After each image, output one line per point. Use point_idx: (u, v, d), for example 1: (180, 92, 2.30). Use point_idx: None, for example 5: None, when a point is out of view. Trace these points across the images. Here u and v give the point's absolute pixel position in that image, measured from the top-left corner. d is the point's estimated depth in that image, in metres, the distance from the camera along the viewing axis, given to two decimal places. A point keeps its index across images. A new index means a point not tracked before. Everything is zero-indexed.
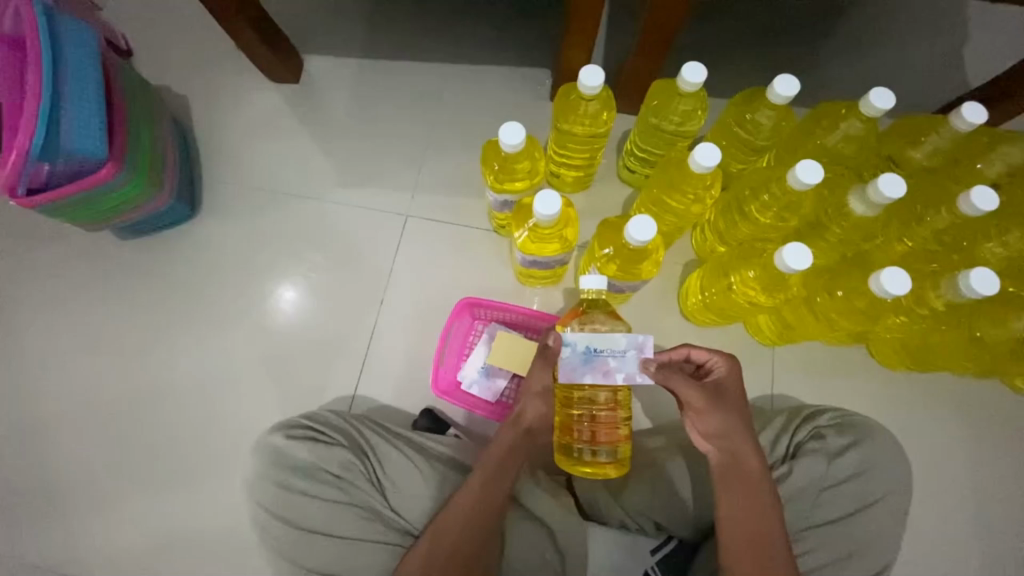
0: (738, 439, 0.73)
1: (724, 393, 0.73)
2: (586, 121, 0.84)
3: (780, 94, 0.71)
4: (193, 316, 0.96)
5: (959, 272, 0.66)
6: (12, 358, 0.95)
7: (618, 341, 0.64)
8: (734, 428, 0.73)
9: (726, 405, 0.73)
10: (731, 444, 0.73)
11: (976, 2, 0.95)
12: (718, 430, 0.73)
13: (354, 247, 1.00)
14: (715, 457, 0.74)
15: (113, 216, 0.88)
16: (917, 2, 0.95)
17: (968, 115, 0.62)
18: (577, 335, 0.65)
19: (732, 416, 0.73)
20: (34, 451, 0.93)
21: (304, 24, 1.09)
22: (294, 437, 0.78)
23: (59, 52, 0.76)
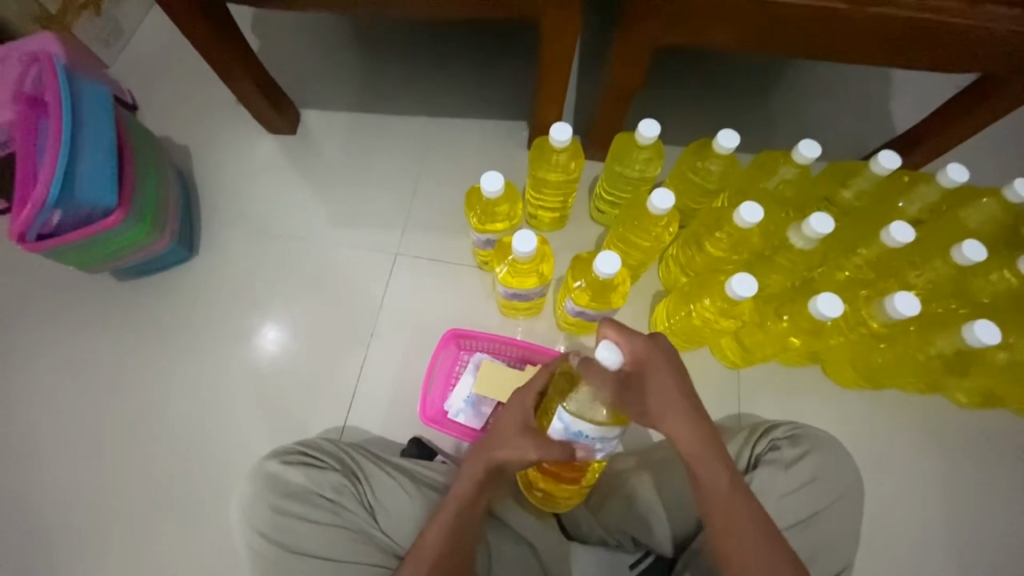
0: (676, 421, 0.62)
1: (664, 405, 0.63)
2: (559, 170, 0.91)
3: (724, 146, 0.80)
4: (198, 345, 1.06)
5: (886, 297, 0.75)
6: (24, 394, 1.04)
7: (612, 432, 0.64)
8: (666, 413, 0.61)
9: (649, 393, 0.61)
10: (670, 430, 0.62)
11: (869, 81, 1.21)
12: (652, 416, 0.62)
13: (344, 282, 1.11)
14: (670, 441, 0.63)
15: (115, 259, 0.97)
16: (823, 81, 1.20)
17: (885, 161, 0.79)
18: (579, 422, 0.62)
19: (661, 400, 0.61)
20: (41, 482, 0.99)
21: (302, 84, 1.25)
22: (290, 463, 0.85)
23: (78, 112, 0.88)
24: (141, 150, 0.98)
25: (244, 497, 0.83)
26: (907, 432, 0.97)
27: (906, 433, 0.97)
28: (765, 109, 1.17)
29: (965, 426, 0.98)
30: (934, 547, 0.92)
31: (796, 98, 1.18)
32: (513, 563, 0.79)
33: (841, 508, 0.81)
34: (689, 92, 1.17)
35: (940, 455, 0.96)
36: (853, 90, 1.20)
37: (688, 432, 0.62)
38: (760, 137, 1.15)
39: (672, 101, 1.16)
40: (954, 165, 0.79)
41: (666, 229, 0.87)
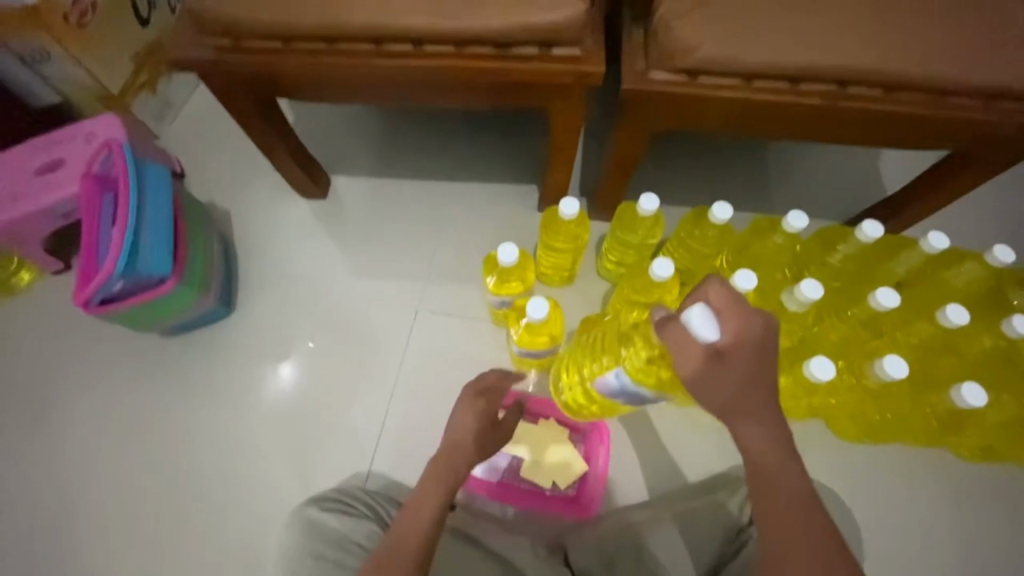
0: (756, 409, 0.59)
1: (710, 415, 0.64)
2: (567, 237, 1.00)
3: (719, 217, 0.89)
4: (238, 398, 1.17)
5: (877, 360, 0.80)
6: (81, 444, 1.15)
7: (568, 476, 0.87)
8: (749, 398, 0.58)
9: (739, 372, 0.57)
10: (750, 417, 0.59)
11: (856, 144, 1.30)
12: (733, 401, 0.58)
13: (369, 337, 1.20)
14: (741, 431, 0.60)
15: (165, 318, 1.06)
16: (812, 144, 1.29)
17: (869, 230, 0.86)
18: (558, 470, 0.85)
19: (745, 383, 0.58)
20: (98, 528, 1.10)
21: (333, 154, 1.37)
22: (327, 510, 0.92)
23: (142, 191, 0.99)
24: (192, 221, 1.09)
25: (285, 542, 0.91)
26: (910, 483, 1.00)
27: (910, 486, 0.99)
28: (757, 174, 1.27)
29: (968, 478, 1.00)
30: None
31: (787, 162, 1.28)
32: None
33: None
34: (688, 158, 1.27)
35: (945, 509, 0.98)
36: (842, 154, 1.28)
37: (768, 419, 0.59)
38: (752, 200, 1.25)
39: (672, 167, 1.26)
40: (936, 233, 0.86)
41: (670, 291, 0.94)
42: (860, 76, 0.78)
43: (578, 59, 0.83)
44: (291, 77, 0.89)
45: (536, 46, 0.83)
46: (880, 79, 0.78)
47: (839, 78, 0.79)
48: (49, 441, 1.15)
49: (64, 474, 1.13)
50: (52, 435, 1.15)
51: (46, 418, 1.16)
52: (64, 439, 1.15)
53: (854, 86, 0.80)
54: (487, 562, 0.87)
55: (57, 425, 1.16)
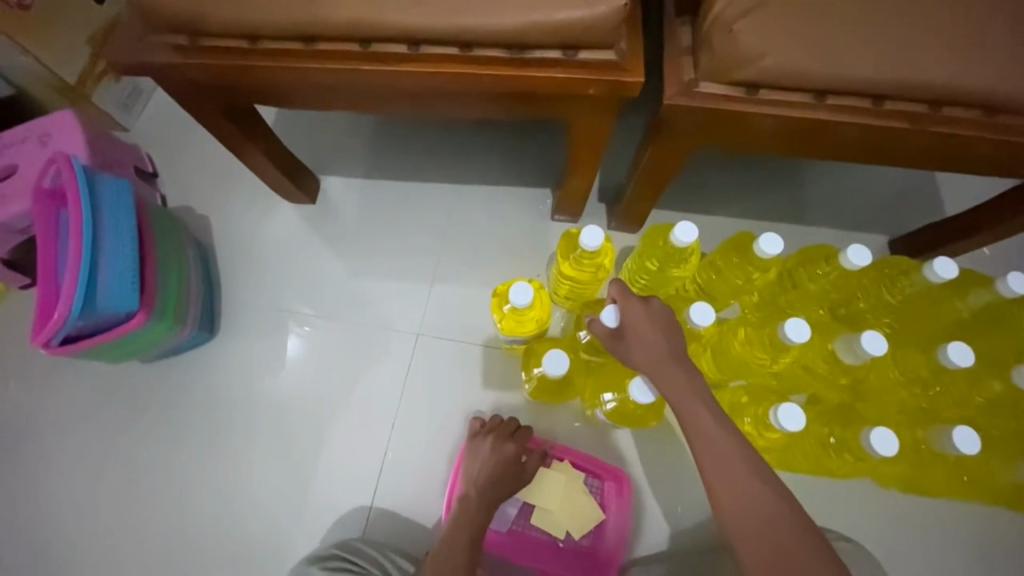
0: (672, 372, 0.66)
1: (703, 448, 0.63)
2: (588, 266, 0.87)
3: (767, 252, 0.78)
4: (222, 429, 1.08)
5: (945, 429, 0.71)
6: (58, 475, 1.07)
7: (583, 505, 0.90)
8: (662, 360, 0.67)
9: (646, 338, 0.68)
10: (670, 385, 0.66)
11: None
12: (648, 369, 0.67)
13: (365, 361, 1.10)
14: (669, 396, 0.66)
15: (138, 352, 0.96)
16: None
17: (938, 269, 0.75)
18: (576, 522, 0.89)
19: (657, 347, 0.67)
20: (77, 566, 1.03)
21: (321, 153, 1.22)
22: (331, 570, 0.85)
23: (99, 213, 0.86)
24: (164, 240, 0.96)
25: None
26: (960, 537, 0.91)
27: (963, 545, 0.90)
28: (797, 185, 1.13)
29: None
30: None
31: (831, 171, 1.15)
32: None
33: None
34: (720, 166, 1.14)
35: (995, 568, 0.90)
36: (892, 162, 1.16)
37: (686, 381, 0.66)
38: (792, 214, 1.12)
39: (702, 177, 1.13)
40: (1016, 275, 0.74)
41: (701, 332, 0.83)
42: (957, 94, 0.65)
43: (612, 66, 0.69)
44: (269, 84, 0.75)
45: (559, 50, 0.68)
46: (976, 100, 0.65)
47: (930, 97, 0.65)
48: (23, 474, 1.07)
49: (39, 510, 1.05)
50: (25, 467, 1.07)
51: (19, 450, 1.08)
52: (38, 469, 1.07)
53: (947, 106, 0.67)
54: None
55: (31, 456, 1.08)
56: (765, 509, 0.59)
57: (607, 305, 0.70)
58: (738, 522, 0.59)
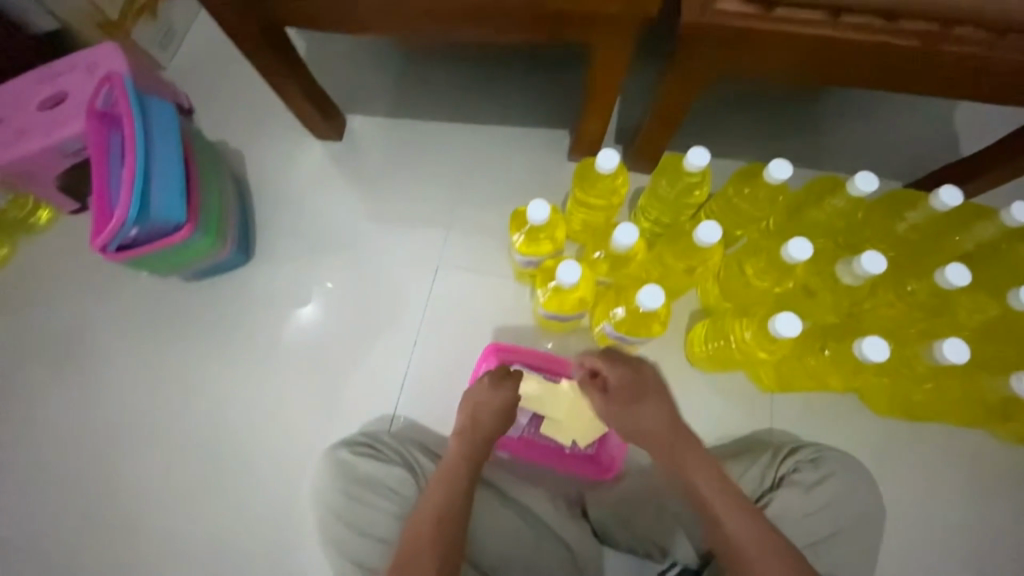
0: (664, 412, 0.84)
1: (696, 491, 0.80)
2: (602, 193, 0.92)
3: (776, 177, 0.81)
4: (257, 347, 1.17)
5: (935, 343, 0.75)
6: (110, 383, 1.18)
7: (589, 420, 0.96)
8: (660, 436, 0.83)
9: (644, 410, 0.84)
10: (665, 423, 0.83)
11: (923, 100, 1.17)
12: (647, 410, 0.84)
13: (388, 290, 1.18)
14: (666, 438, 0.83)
15: (183, 266, 1.05)
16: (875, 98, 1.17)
17: (944, 199, 0.77)
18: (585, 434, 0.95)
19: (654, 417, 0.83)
20: (128, 462, 1.14)
21: (347, 92, 1.27)
22: (358, 454, 0.98)
23: (150, 132, 0.94)
24: (205, 164, 1.04)
25: (322, 482, 0.98)
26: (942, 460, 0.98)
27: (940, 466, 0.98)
28: (811, 129, 1.15)
29: (1002, 459, 0.98)
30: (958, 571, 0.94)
31: (847, 117, 1.16)
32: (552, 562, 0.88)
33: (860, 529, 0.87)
34: (736, 109, 1.16)
35: (973, 488, 0.97)
36: (911, 109, 1.16)
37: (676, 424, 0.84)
38: (805, 157, 1.14)
39: (717, 119, 1.15)
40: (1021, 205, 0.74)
41: (711, 255, 0.89)
42: (968, 13, 0.67)
43: None
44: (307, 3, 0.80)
45: None
46: (990, 20, 0.67)
47: (943, 15, 0.67)
48: (79, 380, 1.18)
49: (94, 414, 1.17)
50: (81, 374, 1.18)
51: (74, 359, 1.19)
52: (92, 377, 1.18)
53: (958, 26, 0.69)
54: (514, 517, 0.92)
55: (85, 364, 1.19)
56: (736, 526, 0.76)
57: (623, 223, 0.80)
58: (717, 529, 0.77)
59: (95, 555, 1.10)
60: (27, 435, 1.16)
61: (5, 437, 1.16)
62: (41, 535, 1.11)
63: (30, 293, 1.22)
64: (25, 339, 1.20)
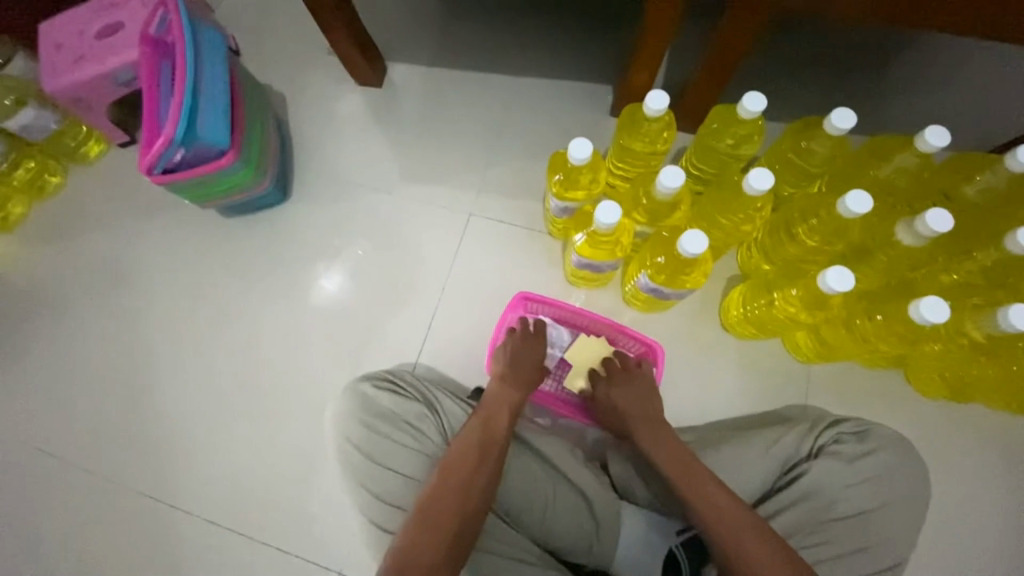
0: (647, 397, 0.90)
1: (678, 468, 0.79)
2: (646, 139, 0.90)
3: (837, 127, 0.75)
4: (288, 283, 1.19)
5: (999, 309, 0.71)
6: (148, 309, 1.22)
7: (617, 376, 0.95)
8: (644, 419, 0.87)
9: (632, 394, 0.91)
10: (648, 407, 0.89)
11: (999, 70, 1.09)
12: (633, 392, 0.91)
13: (418, 236, 1.18)
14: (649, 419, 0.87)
15: (223, 196, 1.06)
16: (946, 65, 1.09)
17: (1022, 156, 0.70)
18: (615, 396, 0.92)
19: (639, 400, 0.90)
20: (160, 385, 1.18)
21: (389, 37, 1.26)
22: (381, 389, 0.96)
23: (199, 58, 0.95)
24: (249, 97, 1.05)
25: (342, 413, 0.96)
26: (980, 445, 0.94)
27: (976, 451, 0.94)
28: (874, 92, 1.08)
29: None
30: (988, 559, 0.91)
31: (914, 82, 1.08)
32: (569, 513, 0.86)
33: (899, 508, 0.82)
34: (793, 68, 1.09)
35: (1010, 476, 0.93)
36: (983, 78, 1.08)
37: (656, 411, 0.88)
38: (866, 122, 1.07)
39: (773, 77, 1.09)
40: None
41: (760, 209, 0.85)
42: None
43: None
44: None
45: None
46: None
47: None
48: (120, 305, 1.23)
49: (132, 340, 1.21)
50: (122, 299, 1.23)
51: (116, 284, 1.24)
52: (131, 302, 1.23)
53: None
54: (539, 466, 0.88)
55: (126, 290, 1.23)
56: (719, 501, 0.74)
57: (668, 166, 0.77)
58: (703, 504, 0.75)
59: (127, 469, 1.15)
60: (71, 356, 1.21)
61: (50, 354, 1.22)
62: (79, 450, 1.17)
63: (79, 221, 1.27)
64: (73, 265, 1.25)
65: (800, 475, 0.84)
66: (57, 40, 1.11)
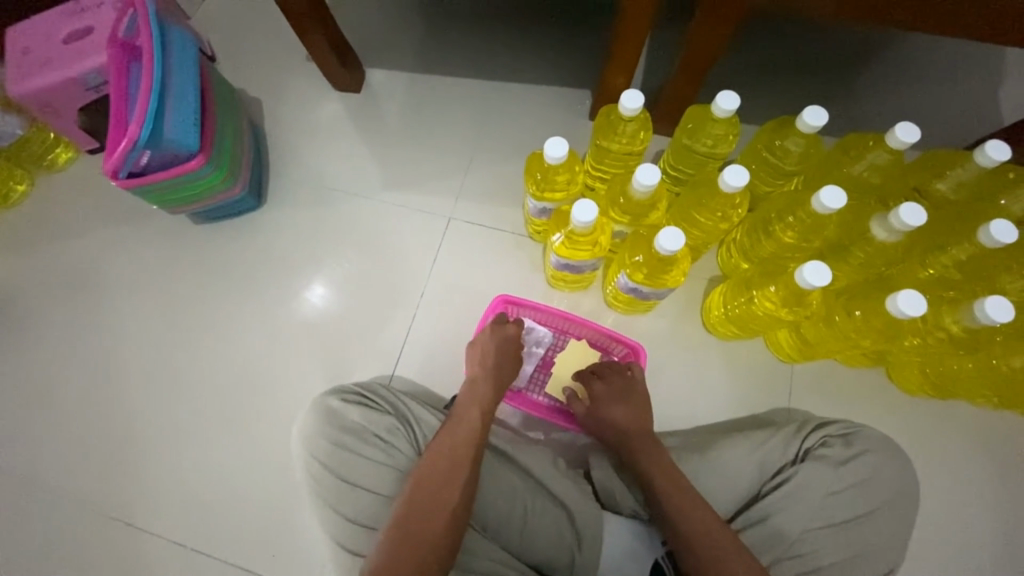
0: (640, 413, 0.87)
1: (670, 490, 0.77)
2: (623, 140, 0.90)
3: (810, 123, 0.76)
4: (262, 290, 1.16)
5: (976, 303, 0.72)
6: (115, 319, 1.18)
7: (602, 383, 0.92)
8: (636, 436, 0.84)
9: (624, 406, 0.87)
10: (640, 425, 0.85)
11: (967, 72, 1.11)
12: (626, 407, 0.87)
13: (397, 241, 1.16)
14: (642, 437, 0.84)
15: (193, 200, 1.04)
16: (916, 69, 1.11)
17: (991, 152, 0.72)
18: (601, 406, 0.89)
19: (631, 415, 0.86)
20: (127, 398, 1.13)
21: (368, 43, 1.25)
22: (349, 403, 0.93)
23: (168, 60, 0.94)
24: (221, 100, 1.03)
25: (309, 429, 0.92)
26: (963, 443, 0.94)
27: (960, 448, 0.93)
28: (847, 95, 1.10)
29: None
30: (977, 560, 0.90)
31: (885, 85, 1.10)
32: (549, 524, 0.83)
33: (885, 509, 0.81)
34: (768, 72, 1.11)
35: (995, 473, 0.93)
36: (951, 81, 1.11)
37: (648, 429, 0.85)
38: (840, 123, 1.08)
39: (749, 81, 1.10)
40: (998, 144, 0.72)
41: (738, 207, 0.85)
42: None
43: None
44: None
45: None
46: None
47: None
48: (86, 315, 1.18)
49: (99, 352, 1.16)
50: (88, 309, 1.18)
51: (83, 293, 1.19)
52: (98, 312, 1.18)
53: None
54: (518, 477, 0.85)
55: (92, 300, 1.19)
56: (707, 528, 0.72)
57: (644, 164, 0.76)
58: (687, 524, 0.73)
59: (89, 487, 1.09)
60: (33, 370, 1.16)
61: (11, 367, 1.16)
62: (39, 469, 1.11)
63: (45, 230, 1.23)
64: (37, 274, 1.21)
65: (787, 480, 0.82)
66: (24, 44, 1.08)
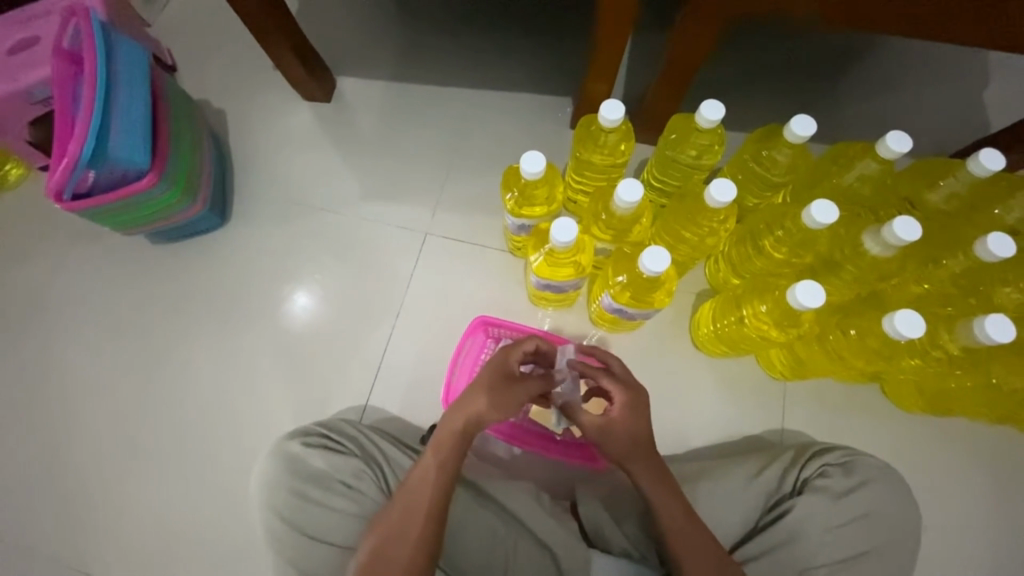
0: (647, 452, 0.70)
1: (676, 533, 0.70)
2: (605, 151, 0.85)
3: (797, 134, 0.72)
4: (227, 313, 1.09)
5: (975, 320, 0.68)
6: (70, 345, 1.10)
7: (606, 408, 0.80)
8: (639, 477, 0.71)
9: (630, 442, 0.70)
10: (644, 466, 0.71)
11: (955, 76, 1.09)
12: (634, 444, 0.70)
13: (371, 258, 1.10)
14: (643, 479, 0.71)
15: (149, 221, 0.97)
16: (903, 73, 1.09)
17: (985, 162, 0.69)
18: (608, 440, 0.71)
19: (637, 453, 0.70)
20: (82, 431, 1.06)
21: (339, 51, 1.20)
22: (312, 446, 0.87)
23: (115, 71, 0.87)
24: (178, 111, 0.97)
25: (270, 476, 0.86)
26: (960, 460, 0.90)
27: (957, 466, 0.90)
28: (834, 101, 1.07)
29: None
30: None
31: (872, 90, 1.08)
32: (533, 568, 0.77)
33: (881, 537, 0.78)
34: (753, 77, 1.08)
35: (992, 490, 0.90)
36: (936, 85, 1.08)
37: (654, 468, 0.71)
38: (827, 130, 1.05)
39: (734, 88, 1.07)
40: (992, 152, 0.69)
41: (726, 220, 0.81)
42: None
43: None
44: None
45: None
46: None
47: None
48: (38, 341, 1.10)
49: (53, 383, 1.08)
50: (40, 335, 1.11)
51: (33, 319, 1.11)
52: (50, 339, 1.10)
53: None
54: (499, 517, 0.80)
55: (44, 326, 1.11)
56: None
57: (625, 179, 0.71)
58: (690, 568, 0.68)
59: (42, 529, 1.01)
60: None
61: None
62: None
63: None
64: None
65: (783, 514, 0.78)
66: None
